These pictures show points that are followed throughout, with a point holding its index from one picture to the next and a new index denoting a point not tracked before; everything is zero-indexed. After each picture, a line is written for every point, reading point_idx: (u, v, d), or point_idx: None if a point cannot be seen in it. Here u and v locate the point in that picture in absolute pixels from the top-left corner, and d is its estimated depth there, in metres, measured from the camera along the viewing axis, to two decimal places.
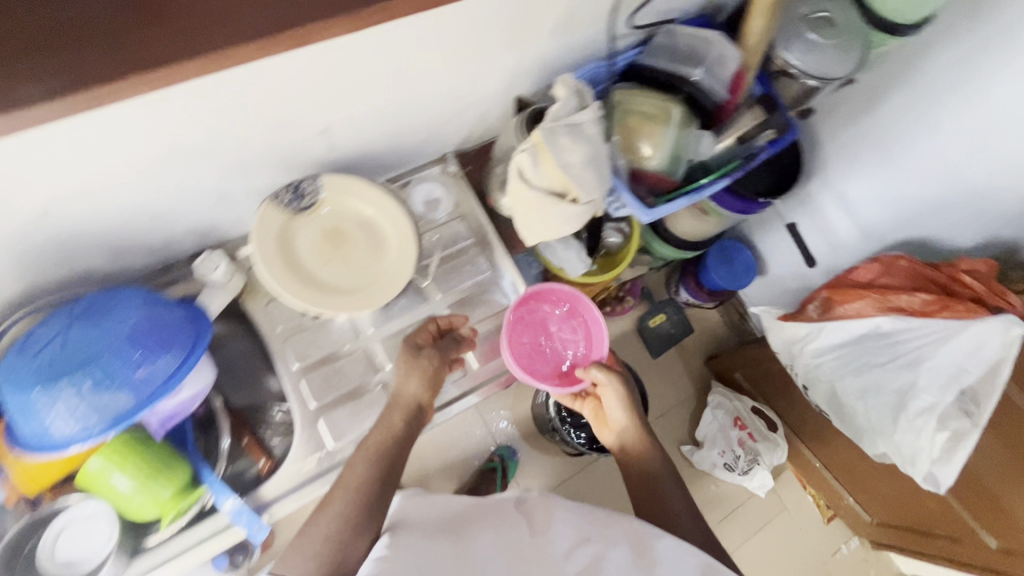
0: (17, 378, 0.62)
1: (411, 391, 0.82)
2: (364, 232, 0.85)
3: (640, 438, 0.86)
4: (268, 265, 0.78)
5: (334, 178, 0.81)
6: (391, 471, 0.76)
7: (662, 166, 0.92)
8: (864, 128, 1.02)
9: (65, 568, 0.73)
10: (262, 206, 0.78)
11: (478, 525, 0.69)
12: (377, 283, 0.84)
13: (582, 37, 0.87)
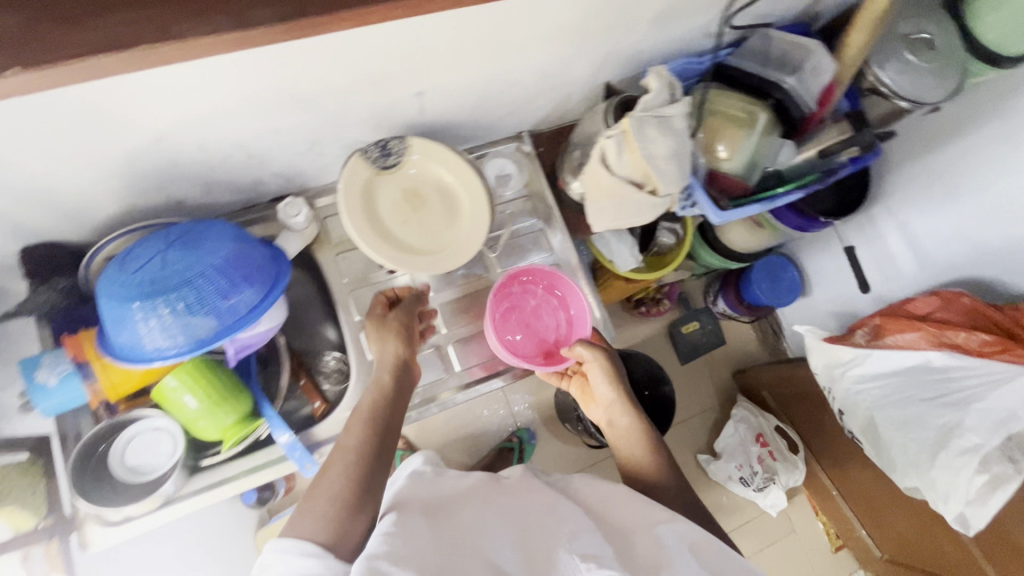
0: (116, 291, 0.66)
1: (388, 352, 0.80)
2: (441, 197, 0.88)
3: (631, 409, 0.85)
4: (352, 217, 0.80)
5: (423, 142, 0.84)
6: (385, 430, 0.73)
7: (739, 171, 0.91)
8: (942, 157, 0.99)
9: (132, 475, 0.76)
10: (351, 160, 0.81)
11: (477, 501, 0.70)
12: (451, 248, 0.87)
13: (679, 31, 0.87)
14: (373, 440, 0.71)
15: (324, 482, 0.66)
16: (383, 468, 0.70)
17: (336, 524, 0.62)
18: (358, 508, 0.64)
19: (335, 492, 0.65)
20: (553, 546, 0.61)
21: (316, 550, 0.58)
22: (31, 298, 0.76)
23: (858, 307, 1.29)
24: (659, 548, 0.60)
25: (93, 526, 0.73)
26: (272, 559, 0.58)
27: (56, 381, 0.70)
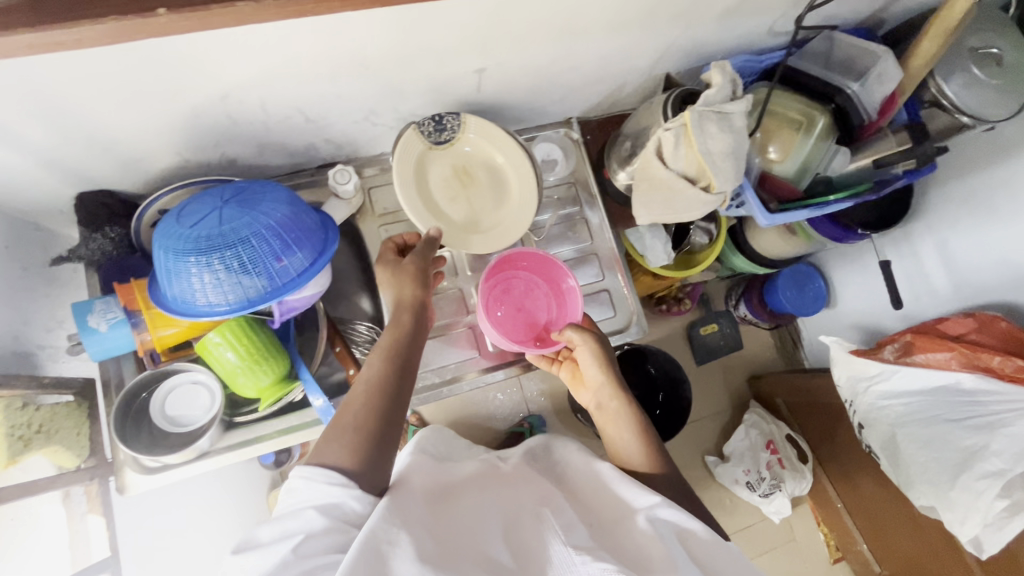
0: (171, 245, 0.67)
1: (405, 291, 0.75)
2: (489, 177, 0.90)
3: (622, 393, 0.78)
4: (404, 184, 0.82)
5: (482, 122, 0.86)
6: (404, 367, 0.69)
7: (790, 175, 0.90)
8: (989, 177, 0.97)
9: (170, 425, 0.77)
10: (407, 132, 0.82)
11: (480, 489, 0.71)
12: (498, 227, 0.90)
13: (746, 26, 0.86)
14: (393, 376, 0.67)
15: (344, 414, 0.63)
16: (401, 406, 0.66)
17: (357, 455, 0.59)
18: (379, 444, 0.61)
19: (353, 423, 0.62)
20: (541, 530, 0.61)
21: (342, 478, 0.56)
22: (86, 245, 0.77)
23: (885, 323, 1.27)
24: (648, 536, 0.59)
25: (132, 471, 0.76)
26: (296, 484, 0.56)
27: (107, 327, 0.73)
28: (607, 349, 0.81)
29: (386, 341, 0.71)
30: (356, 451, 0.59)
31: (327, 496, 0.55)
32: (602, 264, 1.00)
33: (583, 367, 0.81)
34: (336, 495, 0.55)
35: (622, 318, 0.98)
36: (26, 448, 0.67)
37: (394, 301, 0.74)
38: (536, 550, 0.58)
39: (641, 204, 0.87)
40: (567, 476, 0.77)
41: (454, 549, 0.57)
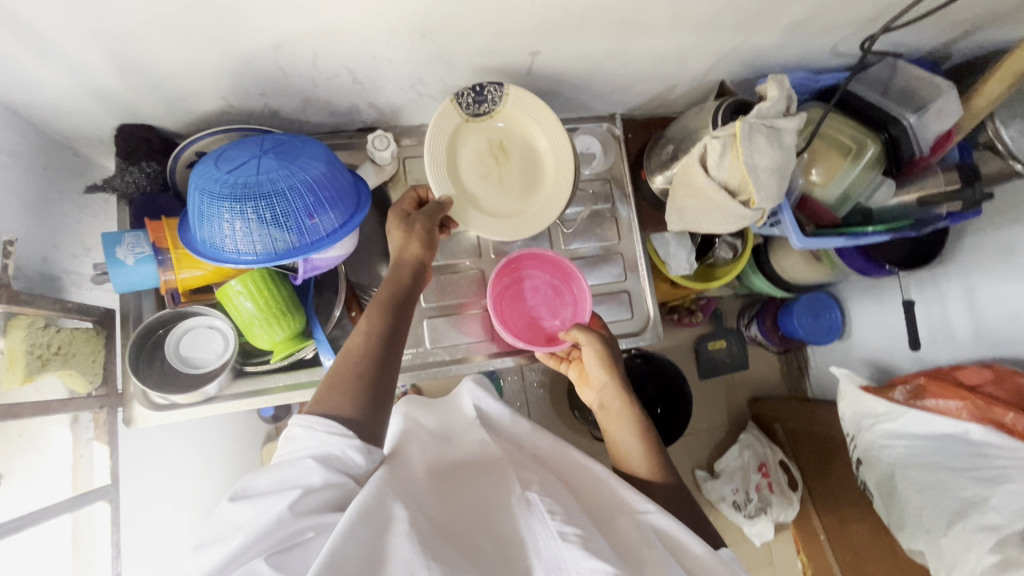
0: (206, 188, 0.67)
1: (406, 249, 0.75)
2: (526, 157, 0.88)
3: (625, 394, 0.79)
4: (433, 159, 0.81)
5: (520, 94, 0.82)
6: (401, 321, 0.70)
7: (831, 201, 0.88)
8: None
9: (183, 364, 0.78)
10: (445, 103, 0.81)
11: (471, 464, 0.70)
12: (524, 213, 0.87)
13: (811, 42, 0.83)
14: (390, 332, 0.68)
15: (340, 365, 0.64)
16: (396, 357, 0.68)
17: (356, 400, 0.61)
18: (376, 396, 0.62)
19: (351, 372, 0.63)
20: (525, 515, 0.59)
21: (341, 428, 0.57)
22: (121, 177, 0.76)
23: (897, 362, 1.25)
24: (640, 538, 0.59)
25: (140, 406, 0.77)
26: (295, 432, 0.57)
27: (133, 261, 0.73)
28: (613, 351, 0.82)
29: (384, 296, 0.71)
30: (355, 398, 0.61)
31: (326, 443, 0.56)
32: (625, 265, 0.98)
33: (587, 366, 0.82)
34: (331, 444, 0.56)
35: (639, 321, 0.97)
36: (42, 368, 0.66)
37: (394, 257, 0.74)
38: (523, 537, 0.57)
39: (676, 210, 0.86)
40: (560, 463, 0.75)
41: (445, 533, 0.56)
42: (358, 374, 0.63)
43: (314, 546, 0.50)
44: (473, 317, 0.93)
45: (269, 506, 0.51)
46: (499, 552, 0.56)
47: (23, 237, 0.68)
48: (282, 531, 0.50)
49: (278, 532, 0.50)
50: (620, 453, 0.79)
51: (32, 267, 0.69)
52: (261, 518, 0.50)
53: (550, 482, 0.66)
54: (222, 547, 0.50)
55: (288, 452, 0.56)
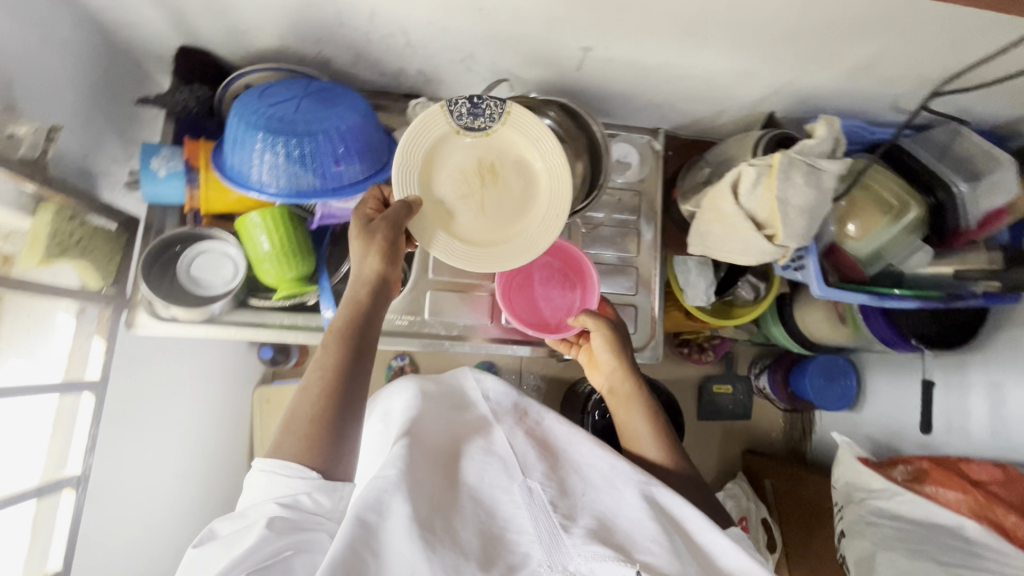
0: (244, 116, 0.69)
1: (364, 265, 0.68)
2: (520, 185, 0.76)
3: (633, 376, 0.81)
4: (403, 165, 0.71)
5: (520, 113, 0.72)
6: (363, 344, 0.64)
7: (861, 256, 0.85)
8: None
9: (191, 283, 0.80)
10: (434, 108, 0.72)
11: (474, 442, 0.75)
12: (501, 245, 0.76)
13: (872, 90, 0.81)
14: (341, 364, 0.62)
15: (294, 407, 0.61)
16: (359, 386, 0.63)
17: (312, 450, 0.58)
18: (329, 443, 0.59)
19: (304, 420, 0.59)
20: (528, 503, 0.64)
21: (301, 472, 0.57)
22: (171, 96, 0.79)
23: (905, 444, 1.19)
24: (645, 513, 0.63)
25: (144, 313, 0.80)
26: (260, 479, 0.59)
27: (164, 174, 0.76)
28: (621, 335, 0.84)
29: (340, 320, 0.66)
30: (309, 448, 0.58)
31: (285, 489, 0.57)
32: (638, 280, 0.96)
33: (595, 350, 0.84)
34: (294, 488, 0.57)
35: (641, 338, 0.96)
36: (60, 254, 0.69)
37: (353, 275, 0.68)
38: (525, 518, 0.62)
39: (699, 232, 0.85)
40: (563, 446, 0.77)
41: (445, 513, 0.62)
42: (311, 421, 0.59)
43: (293, 563, 0.55)
44: (477, 300, 0.93)
45: (242, 542, 0.54)
46: (506, 534, 0.62)
47: (69, 130, 0.71)
48: (265, 550, 0.54)
49: (258, 555, 0.53)
50: (630, 437, 0.80)
51: (71, 160, 0.72)
52: (235, 554, 0.53)
53: (551, 468, 0.71)
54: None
55: (253, 503, 0.58)
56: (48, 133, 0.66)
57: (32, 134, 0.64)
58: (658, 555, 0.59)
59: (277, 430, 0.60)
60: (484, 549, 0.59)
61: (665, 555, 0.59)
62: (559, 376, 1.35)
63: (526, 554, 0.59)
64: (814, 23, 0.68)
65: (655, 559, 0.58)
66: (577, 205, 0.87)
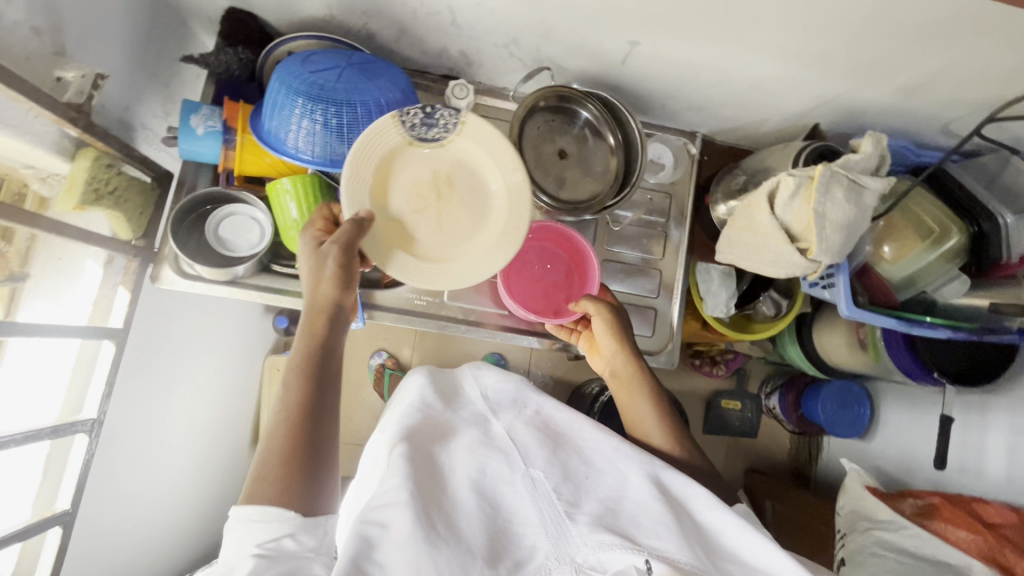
0: (286, 81, 0.70)
1: (317, 292, 0.69)
2: (476, 197, 0.75)
3: (635, 359, 0.81)
4: (355, 172, 0.68)
5: (473, 122, 0.72)
6: (321, 373, 0.67)
7: (895, 279, 0.83)
8: None
9: (217, 243, 0.81)
10: (388, 118, 0.70)
11: (471, 433, 0.74)
12: (452, 261, 0.73)
13: (923, 111, 0.78)
14: (305, 399, 0.64)
15: (265, 449, 0.62)
16: (321, 423, 0.65)
17: (290, 491, 0.59)
18: (305, 482, 0.60)
19: (277, 463, 0.60)
20: (533, 493, 0.64)
21: (277, 511, 0.57)
22: (214, 55, 0.80)
23: (914, 478, 1.17)
24: (651, 494, 0.64)
25: (169, 268, 0.79)
26: (234, 532, 0.57)
27: (202, 132, 0.76)
28: (623, 319, 0.83)
29: (300, 351, 0.68)
30: (285, 490, 0.59)
31: (267, 533, 0.55)
32: (661, 283, 0.95)
33: (596, 335, 0.83)
34: (279, 529, 0.56)
35: (658, 342, 0.94)
36: (95, 202, 0.70)
37: (309, 305, 0.69)
38: (531, 512, 0.63)
39: (728, 240, 0.82)
40: (567, 433, 0.77)
41: (438, 503, 0.62)
42: (284, 462, 0.60)
43: None
44: (496, 288, 0.92)
45: None
46: (512, 527, 0.62)
47: (114, 81, 0.72)
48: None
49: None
50: (633, 420, 0.80)
51: (113, 110, 0.73)
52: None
53: (553, 453, 0.71)
54: None
55: (230, 559, 0.55)
56: (95, 80, 0.67)
57: (79, 79, 0.65)
58: (665, 539, 0.59)
59: (249, 478, 0.60)
60: (491, 549, 0.58)
61: (671, 536, 0.59)
62: (567, 375, 1.34)
63: (533, 547, 0.60)
64: (872, 35, 0.66)
65: (661, 542, 0.58)
66: (607, 200, 0.85)
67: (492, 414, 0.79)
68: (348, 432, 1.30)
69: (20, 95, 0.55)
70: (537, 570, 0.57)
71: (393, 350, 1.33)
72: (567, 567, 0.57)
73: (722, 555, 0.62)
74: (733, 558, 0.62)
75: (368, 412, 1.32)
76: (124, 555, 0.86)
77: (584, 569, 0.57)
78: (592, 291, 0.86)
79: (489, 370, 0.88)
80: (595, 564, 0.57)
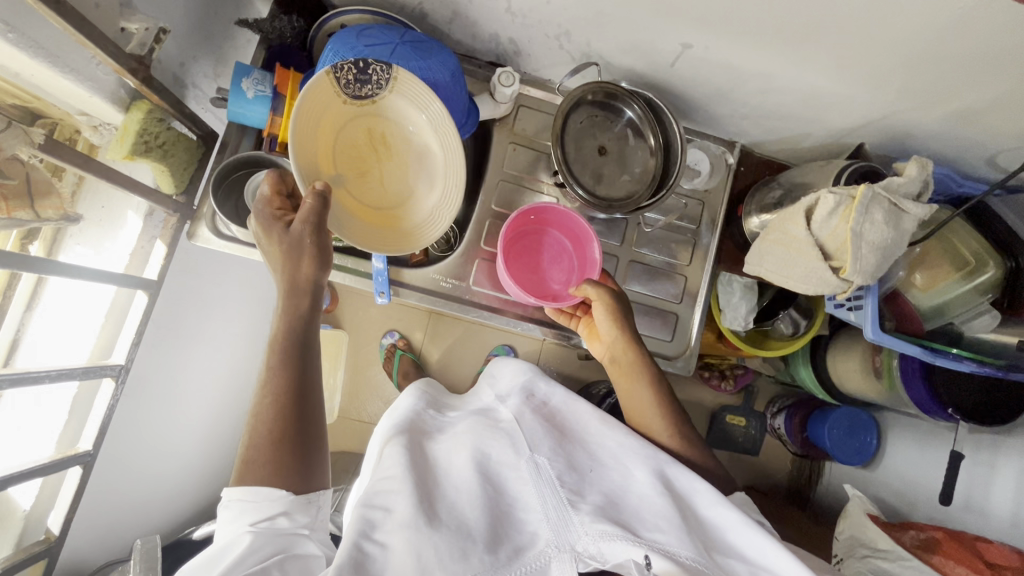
0: (340, 51, 0.73)
1: (297, 273, 0.65)
2: (412, 156, 0.77)
3: (635, 345, 0.80)
4: (297, 144, 0.68)
5: (404, 79, 0.71)
6: (303, 354, 0.64)
7: (923, 307, 0.82)
8: None
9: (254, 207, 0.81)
10: (321, 78, 0.68)
11: (470, 424, 0.74)
12: (400, 219, 0.79)
13: (971, 140, 0.78)
14: (288, 379, 0.62)
15: (250, 433, 0.59)
16: (308, 401, 0.63)
17: (279, 470, 0.58)
18: (296, 461, 0.59)
19: (261, 446, 0.58)
20: (535, 480, 0.65)
21: (268, 492, 0.57)
22: (269, 21, 0.80)
23: (914, 510, 1.16)
24: (655, 488, 0.64)
25: (206, 227, 0.80)
26: (229, 512, 0.57)
27: (252, 96, 0.77)
28: (624, 307, 0.81)
29: (277, 333, 0.64)
30: (273, 469, 0.58)
31: (262, 512, 0.56)
32: (683, 288, 0.95)
33: (596, 321, 0.82)
34: (274, 506, 0.56)
35: (676, 346, 0.94)
36: (144, 153, 0.71)
37: (287, 286, 0.65)
38: (533, 499, 0.63)
39: (760, 251, 0.82)
40: (572, 426, 0.77)
41: (433, 495, 0.61)
42: (268, 443, 0.58)
43: (284, 567, 0.53)
44: None
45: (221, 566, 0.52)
46: (514, 513, 0.62)
47: (173, 38, 0.73)
48: (255, 555, 0.53)
49: (250, 560, 0.52)
50: (634, 406, 0.80)
51: (168, 66, 0.75)
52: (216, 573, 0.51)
53: (559, 445, 0.71)
54: None
55: (224, 538, 0.56)
56: (159, 34, 0.66)
57: (143, 31, 0.65)
58: (667, 533, 0.59)
59: (237, 461, 0.58)
60: (489, 535, 0.58)
61: (672, 531, 0.59)
62: (576, 373, 1.35)
63: (534, 534, 0.59)
64: (929, 58, 0.66)
65: (663, 536, 0.58)
66: (642, 201, 0.84)
67: (501, 403, 0.79)
68: (355, 408, 1.31)
69: (89, 42, 0.56)
70: (537, 557, 0.56)
71: (407, 331, 1.34)
72: (566, 556, 0.56)
73: (723, 550, 0.63)
74: (737, 553, 0.63)
75: (375, 390, 1.33)
76: (130, 501, 0.87)
77: (584, 558, 0.56)
78: (592, 277, 0.86)
79: (503, 372, 0.88)
80: (596, 555, 0.56)
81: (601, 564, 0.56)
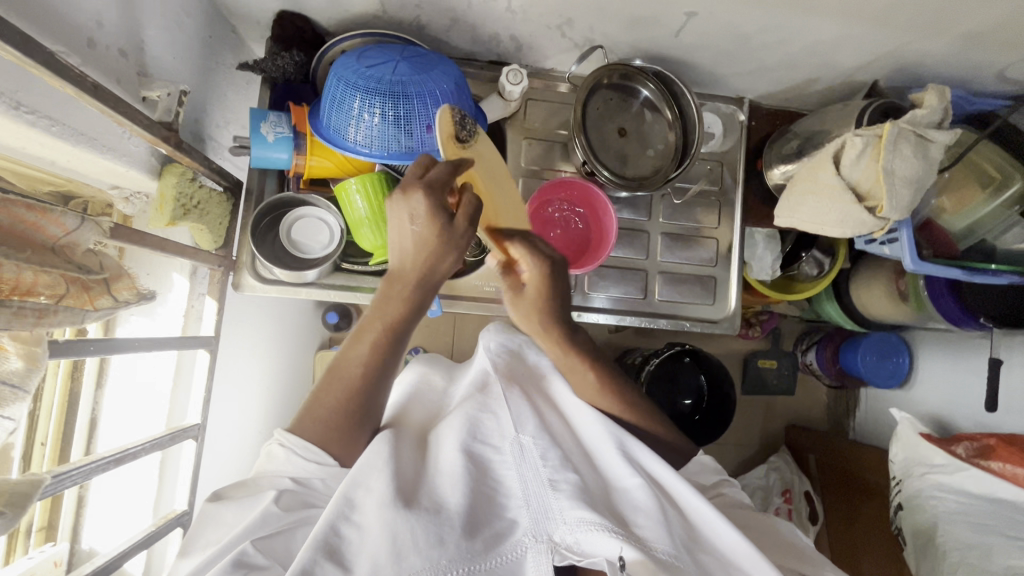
0: (347, 77, 0.73)
1: (441, 265, 0.64)
2: None
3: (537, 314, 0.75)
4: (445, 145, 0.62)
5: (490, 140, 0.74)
6: (401, 331, 0.66)
7: (956, 231, 0.84)
8: None
9: (292, 246, 0.82)
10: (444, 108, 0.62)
11: (464, 408, 0.74)
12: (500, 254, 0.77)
13: (983, 59, 0.78)
14: (382, 349, 0.65)
15: (326, 385, 0.64)
16: (388, 380, 0.67)
17: (333, 435, 0.62)
18: (356, 430, 0.64)
19: (335, 404, 0.63)
20: (520, 461, 0.65)
21: (317, 458, 0.61)
22: (271, 60, 0.80)
23: (956, 421, 1.19)
24: (636, 484, 0.65)
25: (250, 275, 0.82)
26: (279, 452, 0.62)
27: (273, 139, 0.78)
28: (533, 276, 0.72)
29: (390, 315, 0.66)
30: (331, 433, 0.62)
31: (303, 470, 0.61)
32: (716, 250, 0.96)
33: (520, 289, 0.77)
34: (309, 471, 0.61)
35: (718, 308, 0.96)
36: (184, 216, 0.72)
37: (421, 277, 0.64)
38: (514, 482, 0.63)
39: (791, 204, 0.83)
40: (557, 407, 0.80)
41: (414, 490, 0.61)
42: (344, 403, 0.63)
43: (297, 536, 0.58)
44: None
45: (248, 515, 0.57)
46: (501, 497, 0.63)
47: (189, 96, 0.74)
48: (270, 523, 0.56)
49: (266, 526, 0.56)
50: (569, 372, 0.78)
51: (188, 122, 0.75)
52: (235, 529, 0.56)
53: (541, 420, 0.72)
54: (213, 544, 0.56)
55: (263, 479, 0.61)
56: (180, 97, 0.66)
57: (166, 97, 0.65)
58: (645, 529, 0.60)
59: (303, 408, 0.64)
60: (462, 521, 0.57)
61: (639, 526, 0.60)
62: (609, 347, 1.37)
63: (513, 520, 0.60)
64: None
65: (639, 532, 0.59)
66: (670, 173, 0.85)
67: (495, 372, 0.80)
68: None
69: (126, 121, 0.56)
70: (514, 546, 0.57)
71: (441, 335, 1.36)
72: (544, 547, 0.57)
73: (704, 546, 0.64)
74: (713, 546, 0.64)
75: None
76: None
77: (561, 549, 0.57)
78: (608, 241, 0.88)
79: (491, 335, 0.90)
80: (573, 546, 0.57)
81: (578, 556, 0.57)
